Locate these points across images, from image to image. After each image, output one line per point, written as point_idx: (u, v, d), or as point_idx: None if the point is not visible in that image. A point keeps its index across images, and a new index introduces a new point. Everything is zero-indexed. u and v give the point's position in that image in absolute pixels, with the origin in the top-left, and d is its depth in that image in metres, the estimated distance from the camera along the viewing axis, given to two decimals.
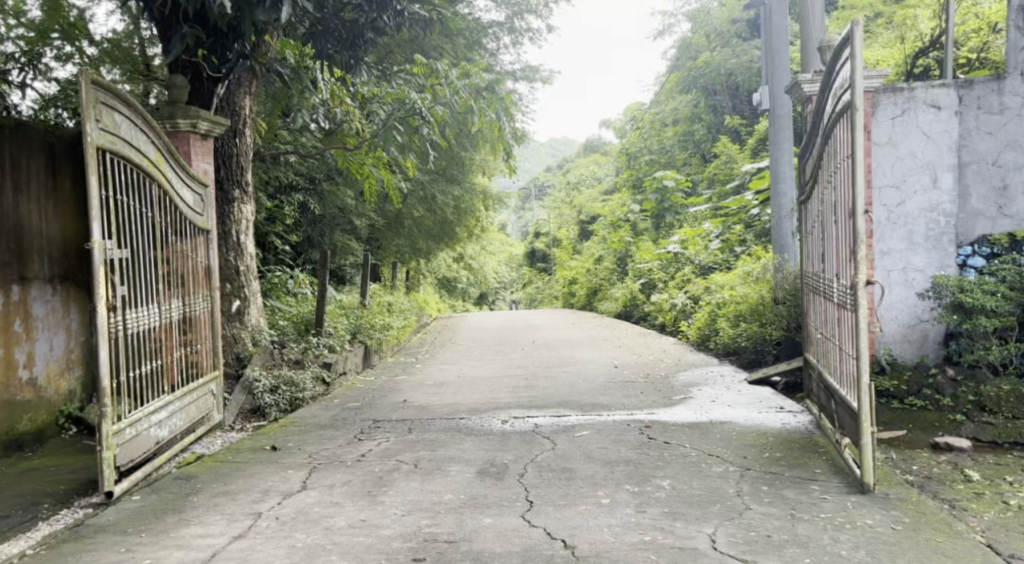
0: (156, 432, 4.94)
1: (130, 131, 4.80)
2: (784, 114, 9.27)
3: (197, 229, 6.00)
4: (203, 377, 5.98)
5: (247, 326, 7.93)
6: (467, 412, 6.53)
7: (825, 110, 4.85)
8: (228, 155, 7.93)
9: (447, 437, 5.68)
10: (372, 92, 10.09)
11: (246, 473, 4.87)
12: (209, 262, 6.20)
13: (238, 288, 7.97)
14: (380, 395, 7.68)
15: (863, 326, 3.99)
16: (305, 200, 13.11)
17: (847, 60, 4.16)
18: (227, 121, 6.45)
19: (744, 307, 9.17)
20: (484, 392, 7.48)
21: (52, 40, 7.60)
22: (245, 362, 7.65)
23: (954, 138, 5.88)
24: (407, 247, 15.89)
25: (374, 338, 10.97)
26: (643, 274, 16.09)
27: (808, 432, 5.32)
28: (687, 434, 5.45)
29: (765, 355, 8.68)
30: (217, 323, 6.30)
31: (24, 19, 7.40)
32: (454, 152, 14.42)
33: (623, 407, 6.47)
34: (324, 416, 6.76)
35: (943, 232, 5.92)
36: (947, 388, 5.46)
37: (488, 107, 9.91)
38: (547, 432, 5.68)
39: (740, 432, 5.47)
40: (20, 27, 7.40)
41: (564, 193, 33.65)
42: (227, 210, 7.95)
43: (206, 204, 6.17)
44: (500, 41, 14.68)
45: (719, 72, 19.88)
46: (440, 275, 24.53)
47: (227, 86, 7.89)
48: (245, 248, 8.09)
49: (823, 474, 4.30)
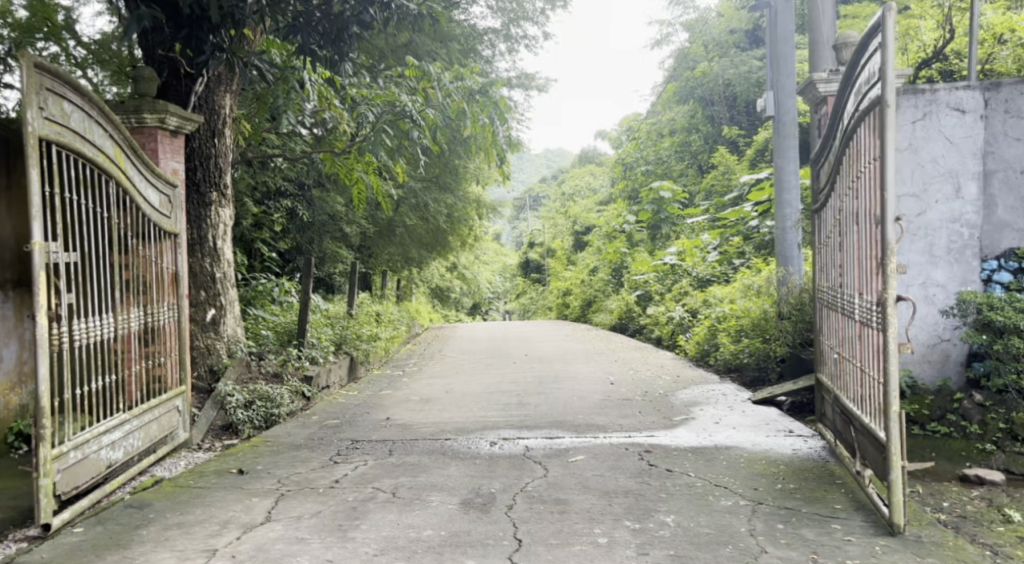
0: (108, 455, 4.49)
1: (82, 122, 4.37)
2: (789, 121, 8.95)
3: (162, 233, 5.57)
4: (168, 393, 5.54)
5: (222, 336, 7.53)
6: (454, 432, 6.08)
7: (845, 110, 4.44)
8: (205, 156, 7.55)
9: (430, 461, 5.25)
10: (360, 94, 9.53)
11: (206, 502, 4.42)
12: (177, 268, 5.77)
13: (213, 297, 7.56)
14: (363, 412, 7.23)
15: (892, 348, 3.56)
16: (293, 206, 12.70)
17: (877, 49, 3.73)
18: (200, 116, 6.01)
19: (745, 322, 8.80)
20: (473, 409, 7.04)
21: (36, 40, 7.33)
22: (219, 375, 7.24)
23: (979, 144, 5.48)
24: (399, 256, 15.49)
25: (361, 350, 10.54)
26: (638, 286, 15.72)
27: (821, 460, 4.90)
28: (691, 460, 5.03)
29: (769, 372, 8.27)
30: (185, 334, 5.85)
31: (10, 19, 7.09)
32: (446, 160, 14.02)
33: (620, 428, 6.05)
34: (299, 434, 6.30)
35: (967, 245, 5.51)
36: (974, 414, 5.08)
37: (481, 111, 9.55)
38: (539, 457, 5.25)
39: (747, 458, 5.05)
40: (5, 27, 7.09)
41: (558, 204, 33.29)
42: (203, 214, 7.55)
43: (175, 205, 5.73)
44: (495, 48, 14.32)
45: (717, 82, 19.48)
46: (433, 286, 24.17)
47: (206, 83, 7.51)
48: (222, 254, 7.70)
49: (844, 511, 3.88)
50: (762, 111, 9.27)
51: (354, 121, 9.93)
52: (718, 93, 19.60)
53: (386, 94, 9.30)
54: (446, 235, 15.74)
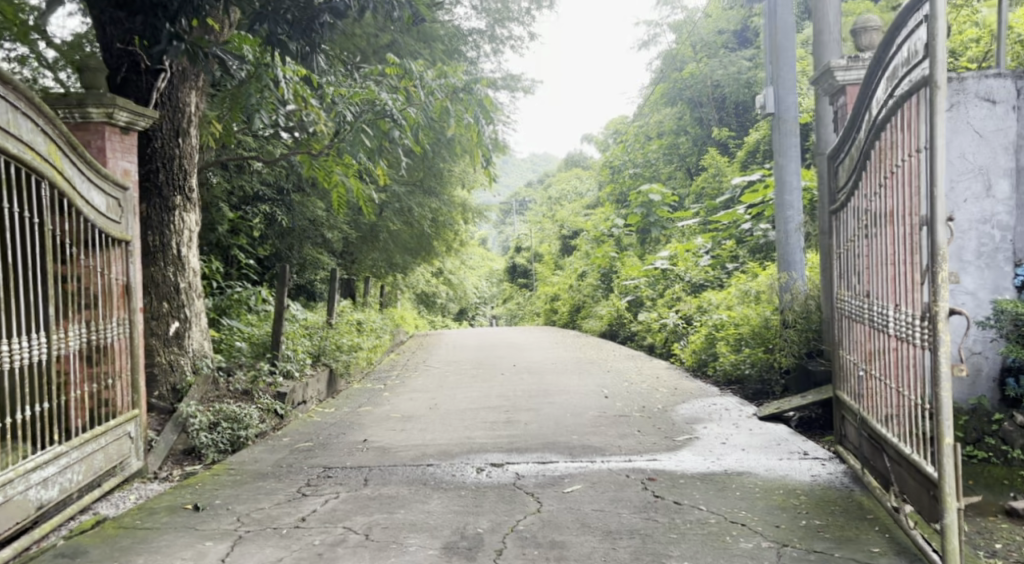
0: (37, 495, 3.99)
1: (2, 114, 3.84)
2: (790, 118, 8.46)
3: (112, 241, 5.02)
4: (118, 418, 4.98)
5: (187, 352, 6.98)
6: (437, 457, 5.54)
7: (873, 98, 3.96)
8: (168, 156, 6.99)
9: (410, 492, 4.71)
10: (337, 93, 9.00)
11: (152, 548, 3.89)
12: (129, 279, 5.21)
13: (177, 308, 7.01)
14: (339, 433, 6.67)
15: (944, 369, 3.06)
16: (271, 211, 12.16)
17: (922, 22, 3.24)
18: (154, 111, 5.41)
19: (745, 330, 8.33)
20: (458, 429, 6.50)
21: None
22: (182, 395, 6.67)
23: (1012, 137, 4.97)
24: (382, 261, 15.04)
25: (341, 361, 9.98)
26: (629, 291, 15.22)
27: (846, 488, 4.41)
28: (700, 490, 4.52)
29: (773, 385, 7.75)
30: (138, 352, 5.27)
31: None
32: (430, 163, 13.53)
33: (619, 451, 5.53)
34: (267, 461, 5.75)
35: (998, 248, 4.98)
36: (1016, 436, 4.62)
37: (464, 109, 8.96)
38: (532, 486, 4.73)
39: (763, 487, 4.54)
40: None
41: (544, 208, 32.85)
42: (165, 219, 6.99)
43: (125, 209, 5.16)
44: (480, 49, 13.80)
45: (705, 84, 19.07)
46: (420, 291, 23.62)
47: (169, 79, 6.98)
48: (188, 262, 7.16)
49: (884, 557, 3.41)
50: (760, 108, 8.78)
51: (331, 121, 9.38)
52: (706, 94, 19.16)
53: (364, 93, 8.77)
54: (431, 241, 15.22)
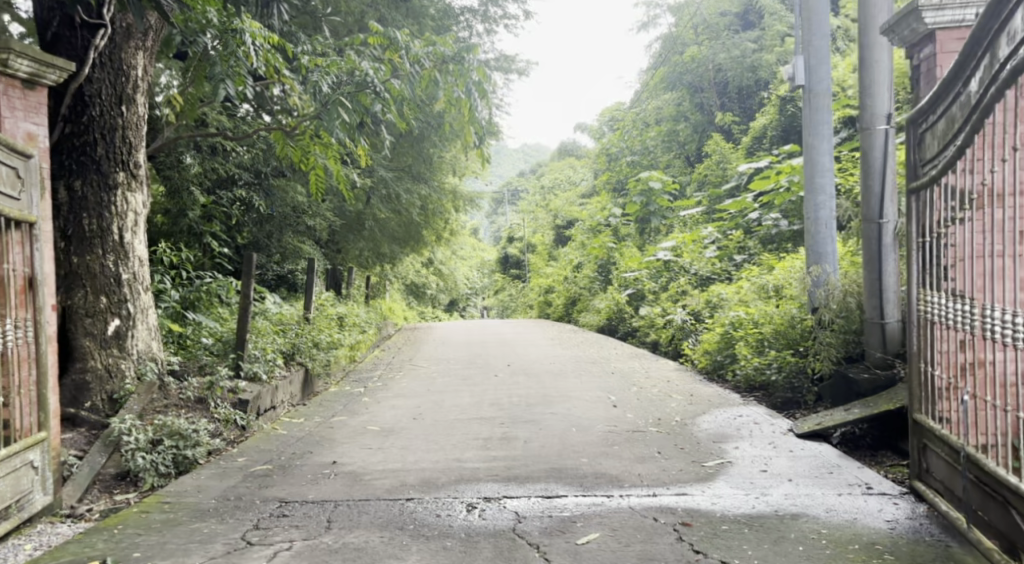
0: None
1: None
2: (822, 91, 7.43)
3: (9, 221, 3.98)
4: (18, 444, 3.96)
5: (128, 354, 5.93)
6: (418, 488, 4.54)
7: (1000, 31, 3.04)
8: (109, 127, 5.95)
9: (384, 542, 3.72)
10: (314, 63, 7.85)
11: None
12: (35, 270, 4.17)
13: (119, 304, 5.95)
14: (304, 453, 5.64)
15: None
16: (247, 197, 11.05)
17: None
18: (67, 62, 4.36)
19: (768, 329, 7.34)
20: (445, 448, 5.50)
21: None
22: (121, 404, 5.67)
23: None
24: (367, 251, 13.95)
25: (317, 361, 8.93)
26: (629, 283, 14.20)
27: (939, 541, 3.47)
28: (752, 543, 3.54)
29: (805, 394, 6.72)
30: (45, 361, 4.23)
31: None
32: (417, 145, 12.47)
33: (643, 481, 4.54)
34: (212, 491, 4.72)
35: None
36: None
37: (455, 82, 7.82)
38: (536, 534, 3.74)
39: (831, 539, 3.56)
40: None
41: (538, 197, 31.79)
42: (105, 199, 5.93)
43: (27, 181, 4.13)
44: (472, 28, 12.70)
45: (707, 67, 18.04)
46: (408, 281, 22.62)
47: (110, 37, 5.95)
48: (133, 249, 6.10)
49: None
50: (786, 79, 7.74)
51: (304, 94, 8.29)
52: (708, 79, 18.07)
53: (343, 62, 7.64)
54: (419, 230, 14.20)
